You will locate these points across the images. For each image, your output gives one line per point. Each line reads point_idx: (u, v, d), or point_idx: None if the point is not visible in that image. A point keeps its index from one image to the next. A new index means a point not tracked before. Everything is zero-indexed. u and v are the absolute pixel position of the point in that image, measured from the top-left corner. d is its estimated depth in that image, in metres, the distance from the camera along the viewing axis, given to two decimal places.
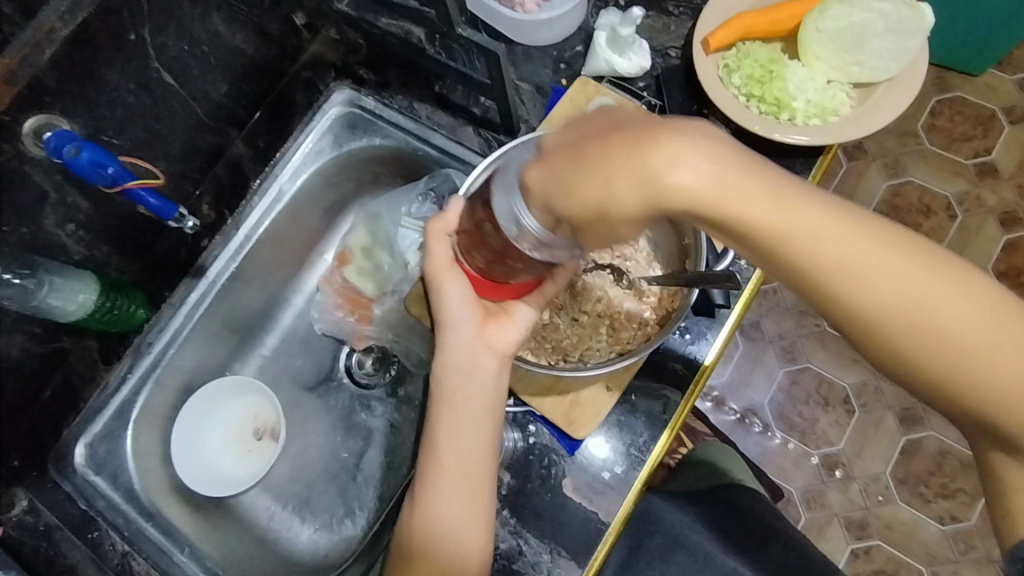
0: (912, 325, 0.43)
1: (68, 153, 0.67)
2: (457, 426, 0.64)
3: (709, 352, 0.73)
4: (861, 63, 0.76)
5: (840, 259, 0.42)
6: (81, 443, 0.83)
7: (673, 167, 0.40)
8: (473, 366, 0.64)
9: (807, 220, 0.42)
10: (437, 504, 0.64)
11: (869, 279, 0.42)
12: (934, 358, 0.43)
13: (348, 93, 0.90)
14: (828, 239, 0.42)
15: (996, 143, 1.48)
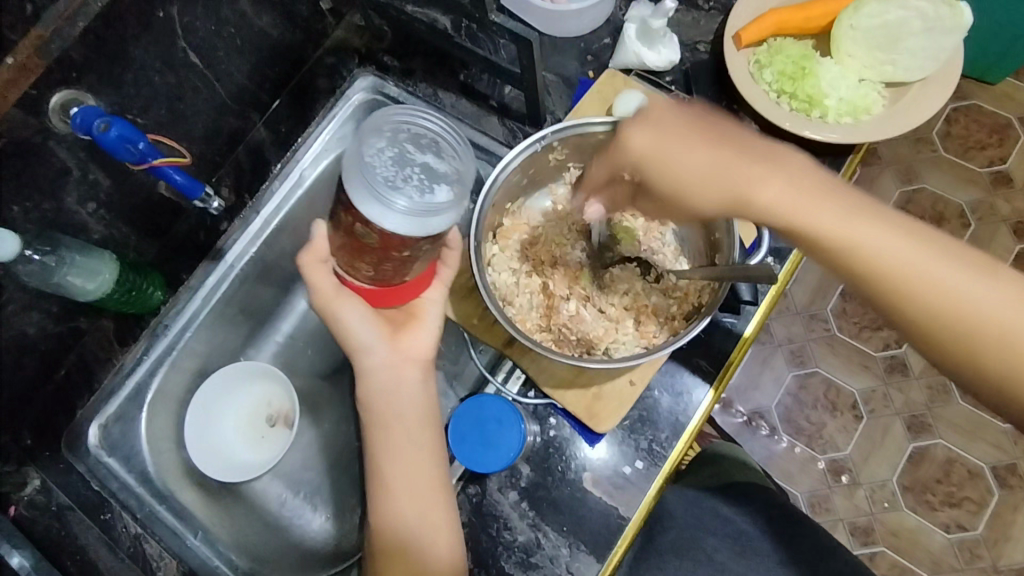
0: (979, 326, 0.49)
1: (97, 128, 0.66)
2: (393, 447, 0.64)
3: (748, 325, 0.73)
4: (895, 63, 0.75)
5: (909, 272, 0.50)
6: (93, 425, 0.81)
7: (755, 184, 0.53)
8: (403, 383, 0.64)
9: (871, 219, 0.51)
10: (393, 528, 0.63)
11: (930, 279, 0.50)
12: (1000, 366, 0.49)
13: (372, 80, 0.89)
14: (892, 252, 0.50)
15: (1012, 152, 1.47)
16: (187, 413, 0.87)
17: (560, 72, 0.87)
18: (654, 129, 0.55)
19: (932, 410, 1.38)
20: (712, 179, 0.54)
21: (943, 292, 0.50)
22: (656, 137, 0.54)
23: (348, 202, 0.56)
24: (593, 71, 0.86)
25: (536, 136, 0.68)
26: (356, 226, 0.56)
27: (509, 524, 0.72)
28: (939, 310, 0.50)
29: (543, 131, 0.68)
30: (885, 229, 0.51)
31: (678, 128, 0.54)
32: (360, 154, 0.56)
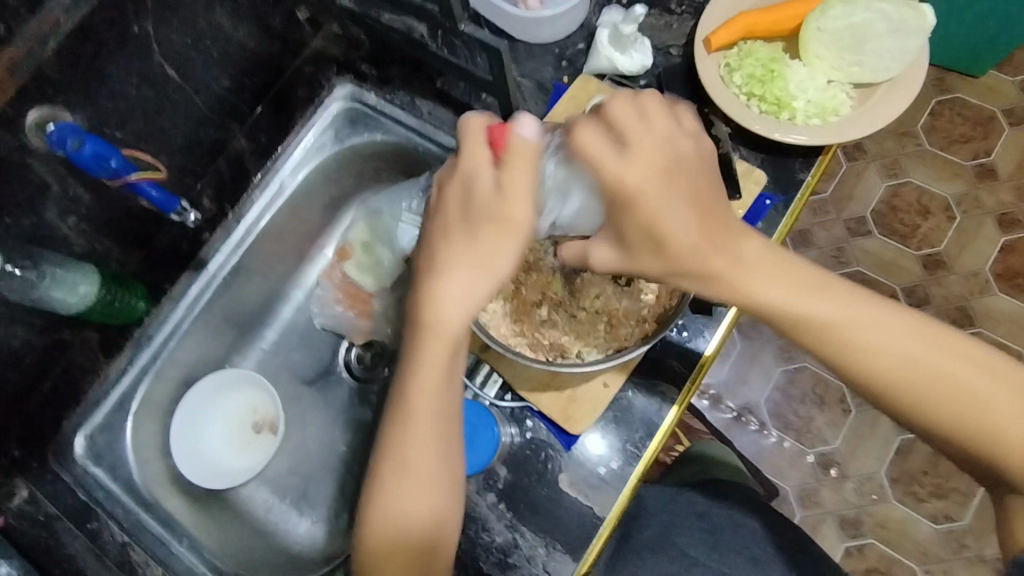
0: (948, 408, 0.56)
1: (71, 146, 0.67)
2: (427, 369, 0.58)
3: (706, 347, 0.74)
4: (861, 64, 0.76)
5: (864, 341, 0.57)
6: (81, 435, 0.84)
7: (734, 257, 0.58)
8: (457, 308, 0.58)
9: (844, 315, 0.58)
10: (397, 479, 0.58)
11: (898, 369, 0.57)
12: (940, 415, 0.56)
13: (350, 88, 0.91)
14: (850, 321, 0.58)
15: (996, 145, 1.48)
16: (172, 419, 0.89)
17: (536, 78, 0.88)
18: (668, 173, 0.56)
19: None
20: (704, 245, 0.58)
21: (914, 383, 0.57)
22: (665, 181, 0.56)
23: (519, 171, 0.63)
24: (568, 77, 0.87)
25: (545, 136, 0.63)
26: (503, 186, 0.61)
27: (488, 525, 0.73)
28: (896, 383, 0.57)
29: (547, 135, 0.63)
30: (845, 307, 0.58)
31: (680, 182, 0.56)
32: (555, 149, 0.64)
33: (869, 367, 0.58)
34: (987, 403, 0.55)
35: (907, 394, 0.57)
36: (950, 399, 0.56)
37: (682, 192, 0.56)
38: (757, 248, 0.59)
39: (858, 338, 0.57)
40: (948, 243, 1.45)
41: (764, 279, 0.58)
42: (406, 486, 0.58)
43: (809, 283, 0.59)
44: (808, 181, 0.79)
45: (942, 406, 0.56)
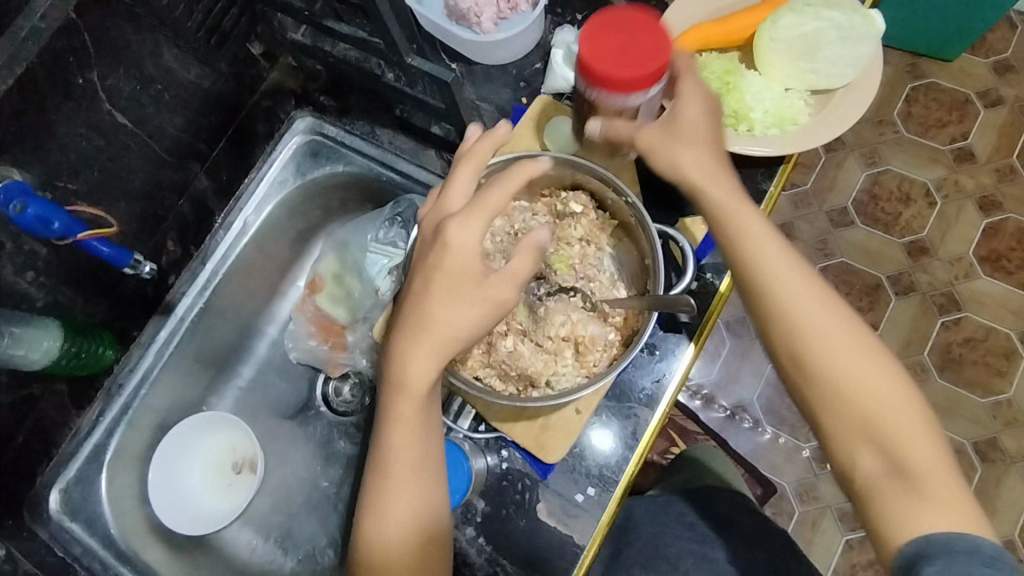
0: (823, 339, 0.57)
1: (14, 210, 0.66)
2: (407, 424, 0.59)
3: (677, 367, 0.73)
4: (816, 71, 0.76)
5: (777, 267, 0.58)
6: (55, 490, 0.82)
7: (679, 155, 0.62)
8: (428, 367, 0.57)
9: (762, 236, 0.60)
10: (388, 519, 0.60)
11: (798, 290, 0.58)
12: (821, 362, 0.57)
13: (310, 120, 0.90)
14: (769, 244, 0.59)
15: (972, 128, 1.48)
16: (149, 471, 0.88)
17: (495, 101, 0.87)
18: (698, 86, 0.64)
19: None
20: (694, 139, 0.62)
21: (804, 308, 0.57)
22: (700, 91, 0.63)
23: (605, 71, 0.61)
24: (527, 97, 0.87)
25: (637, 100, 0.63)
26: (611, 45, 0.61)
27: (468, 560, 0.74)
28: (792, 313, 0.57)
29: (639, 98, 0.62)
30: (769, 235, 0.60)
31: (708, 90, 0.64)
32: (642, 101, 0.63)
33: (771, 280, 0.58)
34: (853, 363, 0.56)
35: (790, 317, 0.57)
36: (826, 341, 0.57)
37: (703, 95, 0.64)
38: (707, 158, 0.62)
39: (770, 261, 0.59)
40: (930, 229, 1.44)
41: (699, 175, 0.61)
42: (382, 521, 0.60)
43: (739, 199, 0.61)
44: (771, 191, 0.78)
45: (818, 335, 0.57)
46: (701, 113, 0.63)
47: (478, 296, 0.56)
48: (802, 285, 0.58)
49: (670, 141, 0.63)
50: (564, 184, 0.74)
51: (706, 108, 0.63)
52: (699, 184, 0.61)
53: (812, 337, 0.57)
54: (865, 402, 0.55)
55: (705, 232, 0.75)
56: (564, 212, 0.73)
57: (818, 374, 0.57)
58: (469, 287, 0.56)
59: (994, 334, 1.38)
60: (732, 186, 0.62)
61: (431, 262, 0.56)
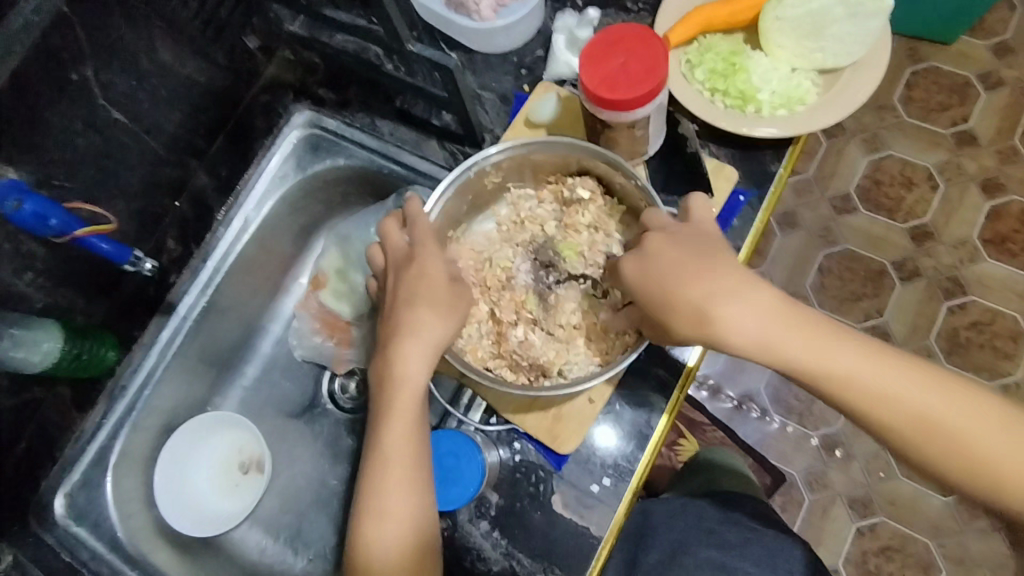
0: (923, 409, 0.55)
1: (10, 207, 0.65)
2: (397, 423, 0.63)
3: (691, 354, 0.72)
4: (823, 50, 0.74)
5: (827, 367, 0.57)
6: (60, 495, 0.82)
7: (707, 309, 0.58)
8: (416, 361, 0.62)
9: (799, 336, 0.57)
10: (386, 515, 0.62)
11: (876, 369, 0.56)
12: (903, 430, 0.56)
13: (308, 114, 0.89)
14: (794, 345, 0.57)
15: (974, 110, 1.46)
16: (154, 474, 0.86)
17: (496, 89, 0.86)
18: (637, 257, 0.61)
19: None
20: (677, 291, 0.58)
21: (865, 378, 0.56)
22: (643, 262, 0.60)
23: (611, 91, 0.64)
24: (529, 85, 0.85)
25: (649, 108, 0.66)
26: (610, 67, 0.64)
27: (483, 554, 0.72)
28: (859, 398, 0.56)
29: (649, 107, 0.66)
30: (783, 333, 0.58)
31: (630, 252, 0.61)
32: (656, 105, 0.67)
33: (851, 377, 0.56)
34: (937, 425, 0.55)
35: (862, 397, 0.56)
36: (900, 411, 0.55)
37: (671, 253, 0.59)
38: (694, 272, 0.58)
39: (825, 363, 0.57)
40: (934, 213, 1.43)
41: (699, 310, 0.58)
42: (382, 518, 0.62)
43: (729, 294, 0.58)
44: (780, 173, 0.77)
45: (916, 406, 0.55)
46: (669, 248, 0.59)
47: (449, 298, 0.65)
48: (873, 359, 0.57)
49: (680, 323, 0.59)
50: (570, 169, 0.72)
51: (665, 246, 0.60)
52: (698, 304, 0.58)
53: (901, 411, 0.55)
54: (975, 458, 0.54)
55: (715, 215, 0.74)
56: (571, 201, 0.73)
57: (918, 446, 0.56)
58: (444, 290, 0.64)
59: (1000, 317, 1.37)
60: (712, 290, 0.58)
61: (409, 274, 0.65)
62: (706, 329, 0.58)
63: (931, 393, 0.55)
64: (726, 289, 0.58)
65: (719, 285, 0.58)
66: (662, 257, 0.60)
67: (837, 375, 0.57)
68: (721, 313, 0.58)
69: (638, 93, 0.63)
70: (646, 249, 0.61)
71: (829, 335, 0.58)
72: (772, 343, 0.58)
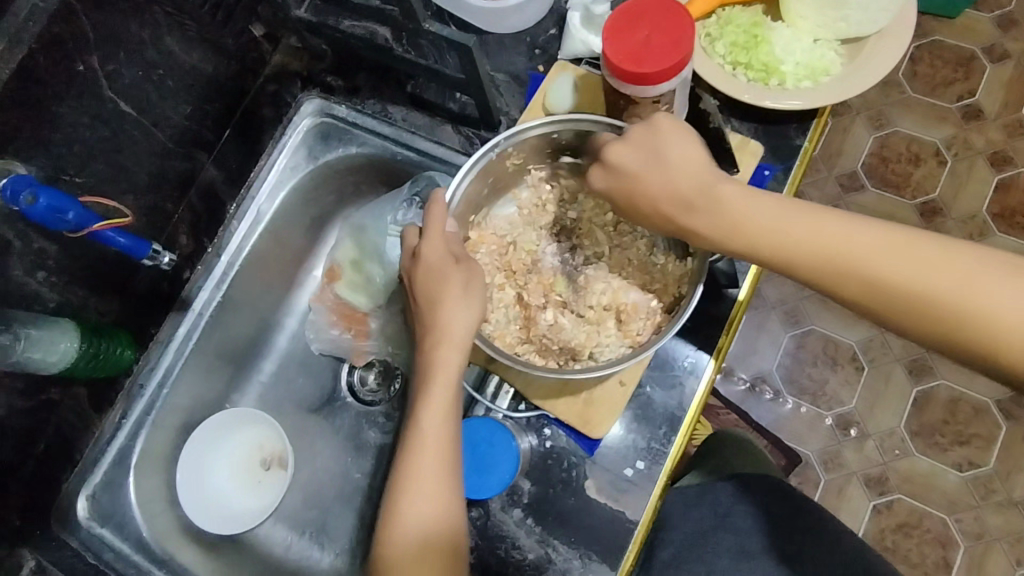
0: (900, 271, 0.51)
1: (24, 201, 0.63)
2: (430, 413, 0.62)
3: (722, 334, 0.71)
4: (847, 19, 0.72)
5: (790, 242, 0.54)
6: (82, 497, 0.80)
7: (667, 197, 0.58)
8: (449, 348, 0.62)
9: (765, 213, 0.56)
10: (422, 505, 0.60)
11: (850, 231, 0.53)
12: (880, 297, 0.52)
13: (318, 102, 0.87)
14: (760, 222, 0.55)
15: (979, 85, 1.42)
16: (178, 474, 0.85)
17: (510, 70, 0.84)
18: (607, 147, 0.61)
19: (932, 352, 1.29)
20: (640, 180, 0.59)
21: (833, 247, 0.53)
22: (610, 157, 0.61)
23: (637, 65, 0.62)
24: (543, 65, 0.84)
25: (675, 81, 0.64)
26: (635, 41, 0.62)
27: (518, 543, 0.71)
28: (828, 268, 0.53)
29: (675, 81, 0.64)
30: (747, 210, 0.56)
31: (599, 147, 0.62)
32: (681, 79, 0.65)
33: (821, 247, 0.53)
34: (916, 288, 0.50)
35: (831, 267, 0.53)
36: (875, 276, 0.52)
37: (631, 145, 0.59)
38: (652, 161, 0.59)
39: (789, 237, 0.54)
40: (942, 188, 1.39)
41: (658, 194, 0.58)
42: (417, 509, 0.60)
43: (692, 177, 0.58)
44: (805, 147, 0.75)
45: (890, 268, 0.51)
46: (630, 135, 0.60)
47: (475, 285, 0.64)
48: (849, 219, 0.54)
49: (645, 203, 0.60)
50: None
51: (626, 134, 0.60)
52: (656, 188, 0.59)
53: (875, 275, 0.52)
54: (965, 318, 0.49)
55: None
56: (595, 179, 0.72)
57: (897, 313, 0.52)
58: (470, 278, 0.64)
59: None
60: (675, 176, 0.58)
61: (431, 262, 0.63)
62: (666, 216, 0.59)
63: (909, 255, 0.51)
64: (685, 173, 0.58)
65: (679, 175, 0.58)
66: (623, 152, 0.60)
67: (804, 247, 0.54)
68: (683, 200, 0.58)
69: (665, 66, 0.62)
70: (612, 141, 0.61)
71: (797, 211, 0.55)
72: (730, 227, 0.56)
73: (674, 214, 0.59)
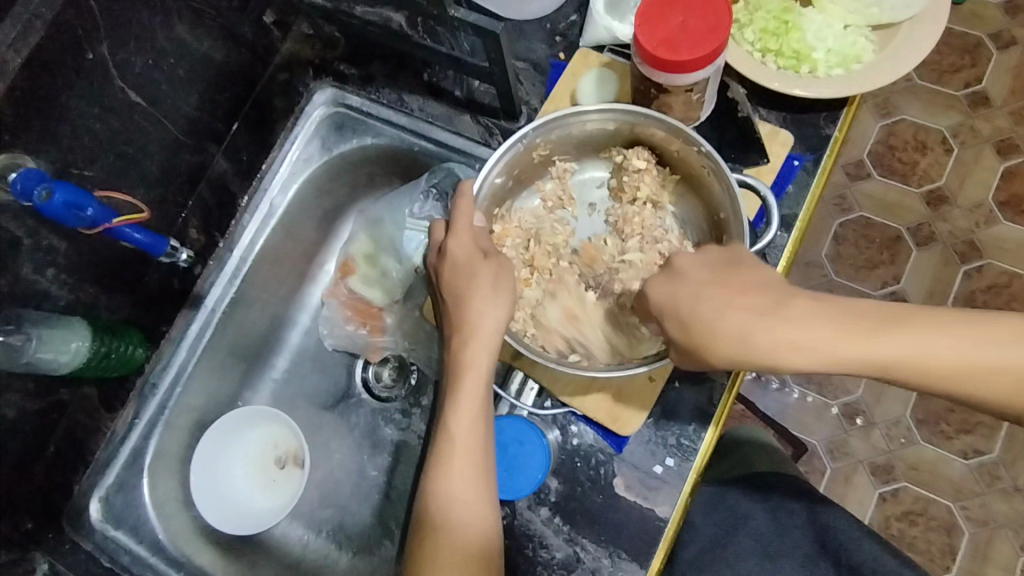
0: (988, 365, 0.50)
1: (40, 197, 0.61)
2: (461, 413, 0.61)
3: None
4: (881, 4, 0.70)
5: (887, 359, 0.51)
6: (96, 498, 0.79)
7: (744, 338, 0.55)
8: (478, 348, 0.62)
9: (851, 332, 0.52)
10: (453, 505, 0.60)
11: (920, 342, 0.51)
12: (991, 392, 0.50)
13: (331, 92, 0.84)
14: (851, 344, 0.52)
15: (986, 71, 1.35)
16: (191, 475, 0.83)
17: (530, 58, 0.81)
18: (664, 279, 0.60)
19: None
20: (713, 336, 0.56)
21: (932, 356, 0.50)
22: (673, 303, 0.58)
23: (671, 53, 0.60)
24: (564, 52, 0.81)
25: (708, 70, 0.62)
26: (669, 27, 0.60)
27: (545, 542, 0.70)
28: (932, 377, 0.51)
29: (709, 70, 0.62)
30: (831, 331, 0.53)
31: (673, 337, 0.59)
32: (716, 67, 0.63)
33: (893, 360, 0.51)
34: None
35: (938, 378, 0.51)
36: (980, 375, 0.50)
37: (690, 290, 0.57)
38: (719, 304, 0.56)
39: (885, 356, 0.52)
40: (948, 176, 1.33)
41: (734, 338, 0.55)
42: (448, 509, 0.60)
43: (763, 308, 0.55)
44: (836, 136, 0.74)
45: (996, 365, 0.49)
46: (704, 340, 0.57)
47: (503, 285, 0.64)
48: (932, 324, 0.51)
49: (722, 349, 0.56)
50: (623, 139, 0.69)
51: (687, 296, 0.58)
52: (728, 335, 0.55)
53: (982, 378, 0.50)
54: None
55: (771, 180, 0.71)
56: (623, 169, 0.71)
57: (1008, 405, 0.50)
58: (499, 277, 0.64)
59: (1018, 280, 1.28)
60: (746, 312, 0.55)
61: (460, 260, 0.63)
62: (749, 362, 0.55)
63: (1009, 346, 0.49)
64: (756, 307, 0.55)
65: (752, 318, 0.55)
66: (681, 295, 0.58)
67: (888, 361, 0.52)
68: (765, 340, 0.54)
69: (700, 55, 0.60)
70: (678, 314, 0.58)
71: (879, 326, 0.52)
72: (820, 360, 0.53)
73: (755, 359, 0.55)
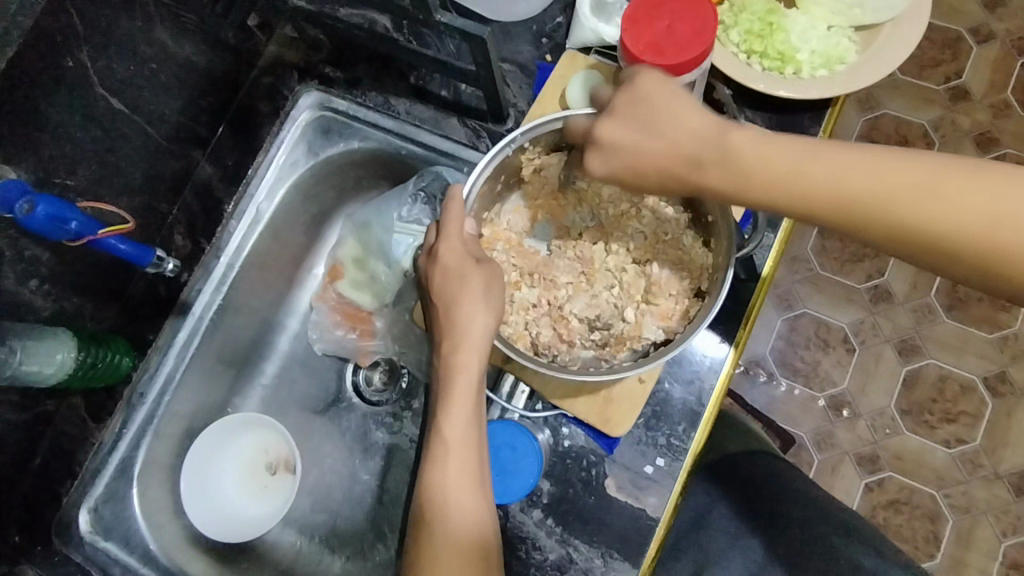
0: (919, 206, 0.44)
1: (21, 210, 0.60)
2: (454, 421, 0.61)
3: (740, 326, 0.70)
4: (862, 5, 0.71)
5: (804, 189, 0.47)
6: (84, 511, 0.77)
7: (668, 155, 0.52)
8: (470, 353, 0.62)
9: (772, 159, 0.48)
10: (449, 516, 0.60)
11: (838, 161, 0.47)
12: (915, 241, 0.44)
13: (316, 95, 0.83)
14: (771, 167, 0.48)
15: (966, 66, 1.37)
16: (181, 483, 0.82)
17: (517, 60, 0.81)
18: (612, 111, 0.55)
19: (920, 332, 1.27)
20: (640, 148, 0.53)
21: (855, 186, 0.46)
22: (609, 122, 0.55)
23: (657, 56, 0.60)
24: (551, 54, 0.81)
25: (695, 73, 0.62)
26: (655, 30, 0.60)
27: (538, 544, 0.71)
28: (855, 213, 0.46)
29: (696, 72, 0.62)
30: (751, 153, 0.49)
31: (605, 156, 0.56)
32: (703, 69, 0.63)
33: (814, 192, 0.47)
34: (959, 220, 0.43)
35: (859, 210, 0.46)
36: (908, 213, 0.44)
37: (624, 118, 0.54)
38: (653, 128, 0.53)
39: (808, 183, 0.47)
40: None
41: (657, 152, 0.53)
42: (444, 518, 0.60)
43: (693, 132, 0.51)
44: (821, 137, 0.75)
45: (933, 207, 0.43)
46: (630, 150, 0.54)
47: (495, 291, 0.64)
48: (873, 155, 0.46)
49: (637, 167, 0.54)
50: None
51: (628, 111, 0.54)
52: (642, 148, 0.53)
53: (908, 216, 0.44)
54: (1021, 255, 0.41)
55: None
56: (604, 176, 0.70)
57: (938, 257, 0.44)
58: (493, 284, 0.64)
59: None
60: (672, 128, 0.52)
61: (451, 269, 0.63)
62: (671, 180, 0.53)
63: (948, 185, 0.43)
64: (685, 123, 0.52)
65: (680, 135, 0.52)
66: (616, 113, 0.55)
67: (801, 196, 0.48)
68: (697, 161, 0.51)
69: (687, 56, 0.60)
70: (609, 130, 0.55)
71: (811, 152, 0.48)
72: (737, 181, 0.50)
73: (679, 177, 0.52)
